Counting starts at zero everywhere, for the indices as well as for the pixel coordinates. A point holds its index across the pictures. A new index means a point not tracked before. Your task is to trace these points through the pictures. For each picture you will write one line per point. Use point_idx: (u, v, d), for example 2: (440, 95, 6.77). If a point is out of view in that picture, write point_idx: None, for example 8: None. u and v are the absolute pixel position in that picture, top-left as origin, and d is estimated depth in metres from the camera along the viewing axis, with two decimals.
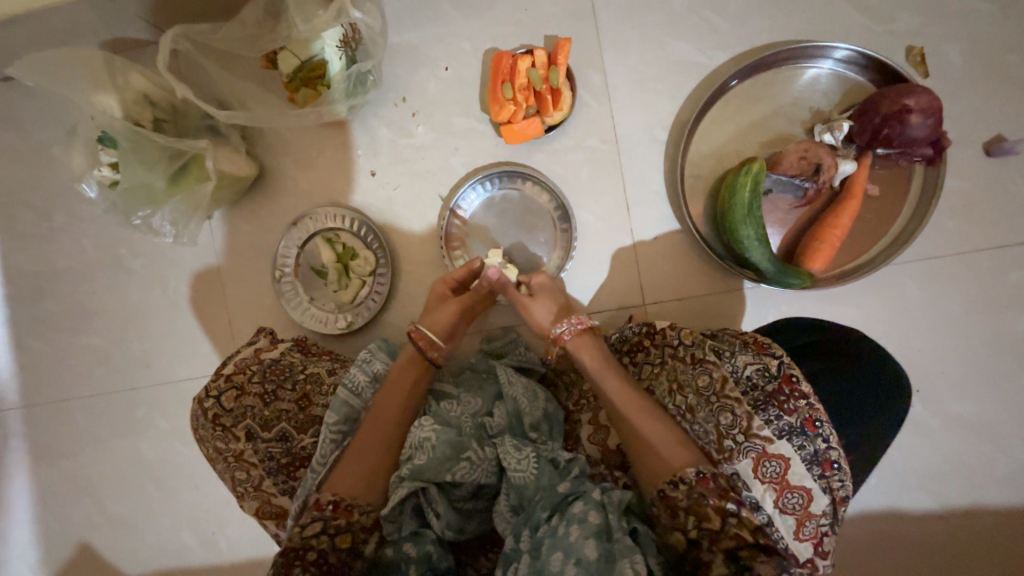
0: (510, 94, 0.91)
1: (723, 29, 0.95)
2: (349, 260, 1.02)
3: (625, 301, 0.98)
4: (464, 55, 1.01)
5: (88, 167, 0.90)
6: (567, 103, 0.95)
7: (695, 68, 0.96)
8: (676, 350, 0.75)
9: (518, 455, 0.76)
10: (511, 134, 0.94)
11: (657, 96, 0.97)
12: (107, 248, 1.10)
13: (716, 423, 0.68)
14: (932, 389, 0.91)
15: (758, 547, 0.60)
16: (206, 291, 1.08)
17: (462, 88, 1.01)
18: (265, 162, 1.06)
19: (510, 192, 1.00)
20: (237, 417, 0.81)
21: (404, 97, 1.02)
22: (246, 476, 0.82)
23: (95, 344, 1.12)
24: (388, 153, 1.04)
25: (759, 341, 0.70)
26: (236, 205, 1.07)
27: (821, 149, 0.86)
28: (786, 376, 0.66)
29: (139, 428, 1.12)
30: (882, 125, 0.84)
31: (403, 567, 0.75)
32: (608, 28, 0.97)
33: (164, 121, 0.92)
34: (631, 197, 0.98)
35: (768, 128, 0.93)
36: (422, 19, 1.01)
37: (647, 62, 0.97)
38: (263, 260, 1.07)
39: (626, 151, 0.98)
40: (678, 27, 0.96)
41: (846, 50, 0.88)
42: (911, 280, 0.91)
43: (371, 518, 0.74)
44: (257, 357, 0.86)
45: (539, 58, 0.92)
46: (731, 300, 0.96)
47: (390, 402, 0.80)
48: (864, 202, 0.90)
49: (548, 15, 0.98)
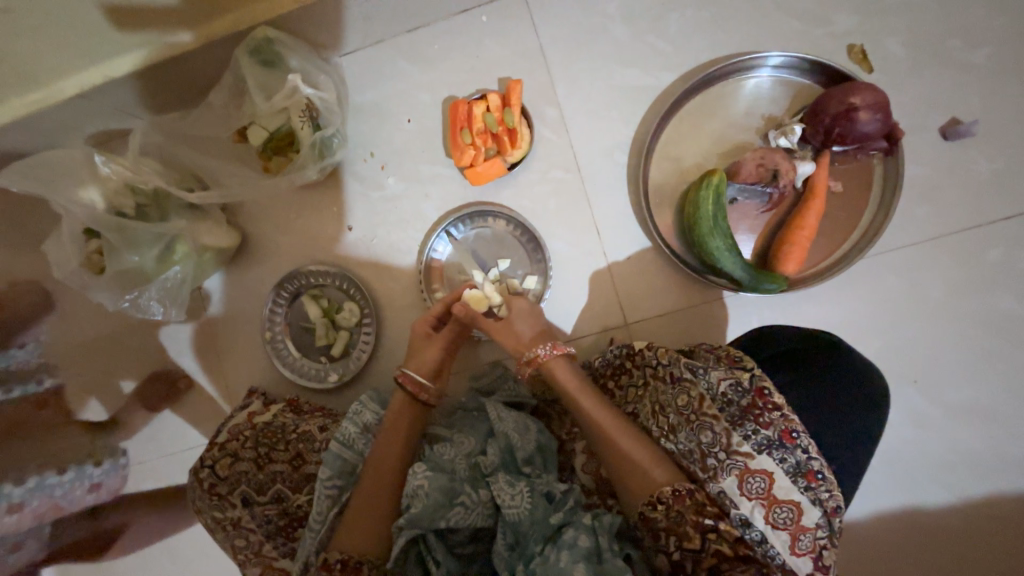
0: (469, 139, 0.95)
1: (668, 50, 0.98)
2: (336, 314, 1.06)
3: (607, 323, 0.99)
4: (424, 106, 1.05)
5: (74, 259, 0.92)
6: (525, 140, 0.97)
7: (645, 90, 0.99)
8: (656, 370, 0.75)
9: (512, 491, 0.75)
10: (475, 176, 0.98)
11: (614, 122, 1.00)
12: (107, 329, 1.14)
13: (698, 443, 0.67)
14: (929, 377, 0.89)
15: (733, 556, 0.61)
16: (204, 358, 1.11)
17: (426, 137, 1.05)
18: (247, 230, 1.10)
19: (484, 231, 1.02)
20: (233, 484, 0.82)
21: (372, 152, 1.07)
22: (247, 542, 0.82)
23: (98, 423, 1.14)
24: (362, 207, 1.07)
25: (730, 355, 0.70)
26: (223, 273, 1.11)
27: (776, 154, 0.88)
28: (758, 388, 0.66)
29: (148, 501, 1.14)
30: (833, 124, 0.85)
31: None
32: (557, 64, 1.01)
33: (145, 207, 0.96)
34: (600, 221, 1.00)
35: (723, 140, 0.95)
36: (381, 78, 1.06)
37: (599, 90, 1.00)
38: (254, 323, 1.10)
39: (590, 178, 1.00)
40: (625, 54, 0.99)
41: (780, 56, 0.91)
42: (889, 270, 0.90)
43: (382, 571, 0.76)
44: (250, 422, 0.87)
45: (493, 102, 0.96)
46: (710, 312, 0.97)
47: (392, 455, 0.81)
48: (830, 200, 0.91)
49: (499, 59, 1.02)
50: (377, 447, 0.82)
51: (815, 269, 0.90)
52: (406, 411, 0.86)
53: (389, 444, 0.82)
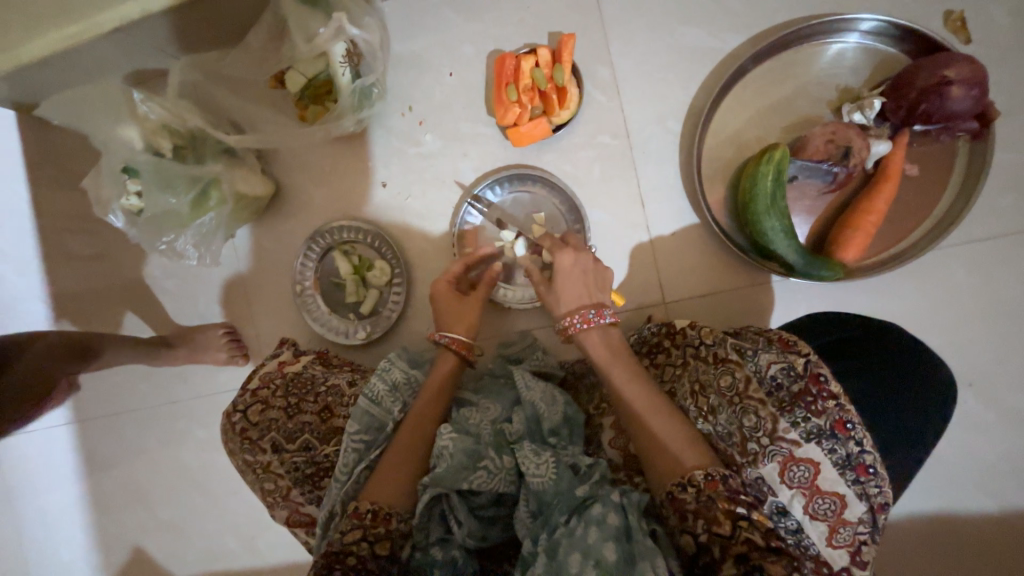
0: (515, 96, 0.89)
1: (737, 9, 0.90)
2: (366, 272, 1.05)
3: (643, 300, 0.95)
4: (467, 59, 1.00)
5: (113, 197, 0.92)
6: (574, 100, 0.91)
7: (708, 53, 0.91)
8: (698, 351, 0.72)
9: (537, 460, 0.75)
10: (519, 136, 0.92)
11: (669, 86, 0.93)
12: (141, 272, 1.15)
13: (739, 426, 0.65)
14: (986, 382, 0.84)
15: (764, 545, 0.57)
16: (235, 306, 1.13)
17: (468, 92, 1.00)
18: (280, 180, 1.08)
19: (522, 195, 0.98)
20: (262, 430, 0.83)
21: (411, 106, 1.02)
22: (275, 486, 0.83)
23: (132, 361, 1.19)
24: (397, 163, 1.04)
25: (784, 339, 0.66)
26: (256, 223, 1.10)
27: (850, 130, 0.81)
28: (814, 374, 0.62)
29: (181, 439, 1.19)
30: (918, 99, 0.77)
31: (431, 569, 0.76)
32: (614, 18, 0.94)
33: (183, 148, 0.94)
34: (645, 193, 0.95)
35: (791, 111, 0.87)
36: (424, 26, 1.00)
37: (657, 50, 0.93)
38: (285, 275, 1.10)
39: (639, 146, 0.95)
40: (689, 11, 0.91)
41: (874, 20, 0.82)
42: (957, 265, 0.84)
43: (406, 524, 0.74)
44: (282, 370, 0.88)
45: (543, 57, 0.90)
46: (757, 296, 0.92)
47: (427, 408, 0.83)
48: (903, 184, 0.84)
49: (550, 10, 0.96)
50: (410, 415, 0.82)
51: (873, 260, 0.84)
52: (450, 364, 0.87)
53: (425, 399, 0.83)
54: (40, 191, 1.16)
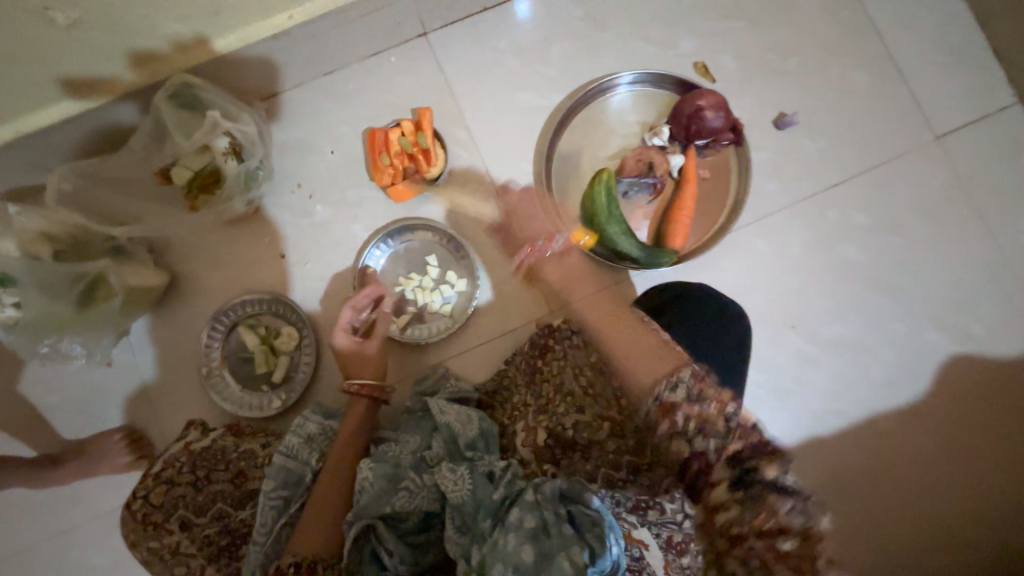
0: (388, 161, 1.06)
1: (554, 75, 1.15)
2: (274, 340, 1.08)
3: (532, 313, 1.09)
4: (345, 137, 1.14)
5: None
6: (440, 158, 1.08)
7: (540, 109, 1.15)
8: (573, 342, 0.91)
9: (454, 475, 0.79)
10: (398, 194, 1.09)
11: (516, 138, 1.14)
12: (20, 391, 1.08)
13: (610, 388, 0.78)
14: (803, 322, 1.06)
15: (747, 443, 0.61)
16: (133, 403, 1.08)
17: (349, 164, 1.14)
18: (174, 268, 1.11)
19: (410, 245, 1.11)
20: (169, 510, 0.82)
21: (299, 183, 1.14)
22: (188, 568, 0.81)
23: (10, 494, 1.07)
24: (293, 234, 1.13)
25: (624, 311, 0.85)
26: (151, 315, 1.10)
27: (651, 151, 1.04)
28: None
29: (75, 572, 1.06)
30: (689, 123, 1.04)
31: None
32: (462, 92, 1.15)
33: (65, 252, 0.97)
34: (517, 223, 1.12)
35: (610, 144, 1.11)
36: (301, 115, 1.15)
37: (500, 112, 1.15)
38: (187, 360, 1.09)
39: (502, 187, 1.13)
40: (519, 81, 1.15)
41: (630, 75, 1.09)
42: (757, 237, 1.08)
43: (333, 572, 0.75)
44: (186, 447, 0.86)
45: (406, 128, 1.07)
46: (623, 291, 1.09)
47: (343, 450, 0.86)
48: (703, 184, 1.08)
49: (409, 92, 1.15)
50: (327, 460, 0.84)
51: (698, 246, 1.06)
52: (361, 407, 0.92)
53: (340, 443, 0.86)
54: None
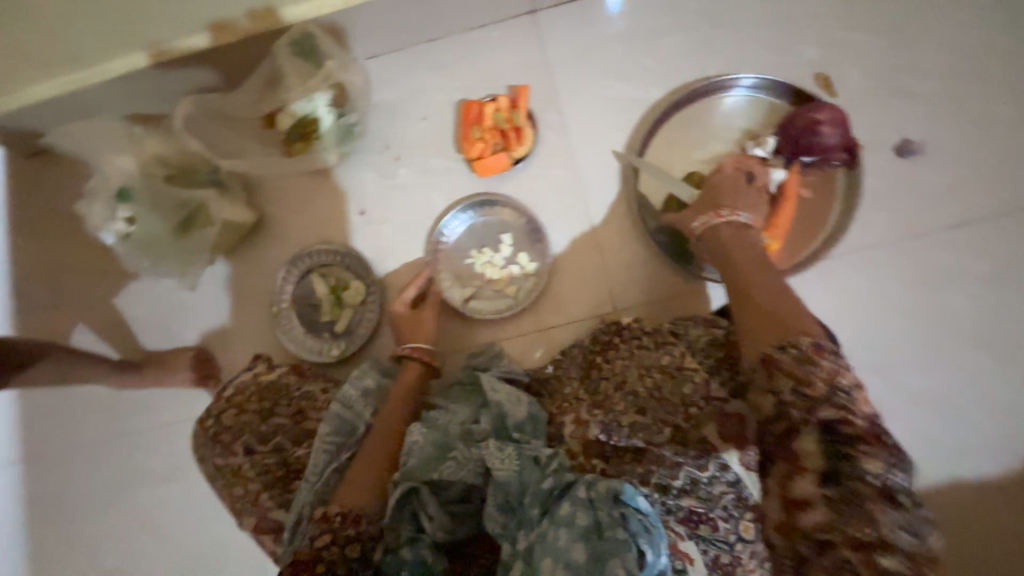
0: (479, 134, 1.07)
1: (659, 69, 1.11)
2: (341, 291, 1.12)
3: (596, 306, 1.07)
4: (438, 106, 1.15)
5: (105, 220, 0.99)
6: (530, 137, 1.07)
7: (639, 103, 1.11)
8: (640, 340, 0.88)
9: (501, 454, 0.79)
10: (483, 167, 1.08)
11: (609, 129, 1.11)
12: (114, 299, 1.18)
13: (681, 394, 0.78)
14: (887, 367, 0.98)
15: (867, 433, 0.55)
16: (207, 328, 1.16)
17: (438, 133, 1.15)
18: (263, 209, 1.17)
19: (482, 222, 1.10)
20: (237, 433, 0.87)
21: (388, 145, 1.16)
22: (244, 491, 0.85)
23: (93, 390, 1.18)
24: (375, 193, 1.16)
25: (708, 320, 0.86)
26: (235, 250, 1.16)
27: (750, 161, 0.98)
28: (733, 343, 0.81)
29: (135, 472, 1.15)
30: (800, 136, 0.97)
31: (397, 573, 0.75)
32: (561, 75, 1.13)
33: (174, 176, 1.02)
34: (594, 215, 1.09)
35: (706, 148, 1.06)
36: (400, 78, 1.16)
37: (596, 101, 1.12)
38: (260, 297, 1.15)
39: (585, 177, 1.10)
40: (622, 71, 1.12)
41: (752, 78, 1.04)
42: (850, 269, 1.01)
43: (375, 525, 0.77)
44: (256, 378, 0.92)
45: (502, 103, 1.07)
46: (692, 302, 1.05)
47: (391, 409, 0.87)
48: (801, 204, 1.01)
49: (508, 68, 1.14)
50: (378, 416, 0.86)
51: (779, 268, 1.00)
52: (414, 374, 0.93)
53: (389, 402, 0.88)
54: (23, 225, 1.22)
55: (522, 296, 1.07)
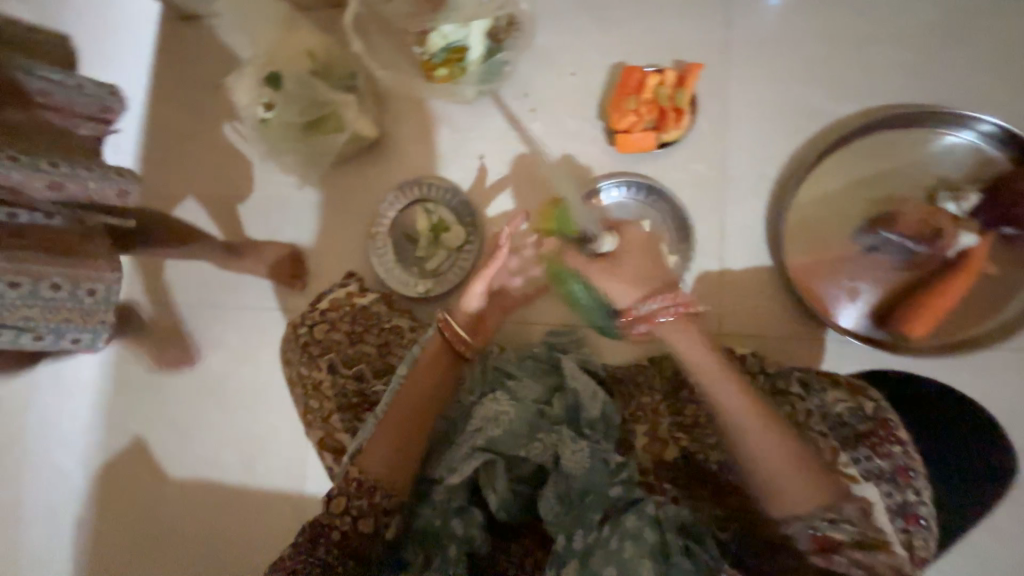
0: (634, 106, 0.96)
1: (857, 82, 0.96)
2: (442, 232, 1.09)
3: (699, 324, 0.99)
4: (592, 63, 1.05)
5: (252, 102, 1.01)
6: (687, 123, 0.96)
7: (820, 115, 0.97)
8: (754, 379, 0.81)
9: (574, 447, 0.77)
10: (626, 142, 0.98)
11: (775, 136, 0.98)
12: (229, 179, 1.22)
13: (795, 453, 0.73)
14: (1009, 482, 0.87)
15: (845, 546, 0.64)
16: (304, 231, 1.17)
17: (584, 94, 1.05)
18: (385, 127, 1.13)
19: (607, 204, 1.03)
20: (326, 350, 0.91)
21: (527, 93, 1.08)
22: (320, 406, 0.88)
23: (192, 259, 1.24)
24: (500, 141, 1.09)
25: (853, 384, 0.78)
26: (349, 161, 1.15)
27: (942, 215, 0.86)
28: (882, 420, 0.75)
29: (214, 343, 1.23)
30: (1014, 205, 0.83)
31: (445, 535, 0.78)
32: (738, 62, 1.00)
33: (319, 73, 1.02)
34: (727, 226, 0.99)
35: (883, 186, 0.92)
36: (560, 23, 1.06)
37: (771, 101, 0.98)
38: (361, 215, 1.15)
39: (731, 183, 0.99)
40: (812, 74, 0.97)
41: (993, 124, 0.87)
42: (1005, 364, 0.89)
43: (391, 502, 0.74)
44: (350, 301, 0.94)
45: (668, 77, 0.95)
46: (806, 348, 0.96)
47: (421, 374, 0.80)
48: (978, 279, 0.87)
49: (682, 40, 1.01)
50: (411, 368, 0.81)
51: (926, 347, 0.88)
52: (443, 357, 0.82)
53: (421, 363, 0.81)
54: (162, 86, 1.25)
55: None
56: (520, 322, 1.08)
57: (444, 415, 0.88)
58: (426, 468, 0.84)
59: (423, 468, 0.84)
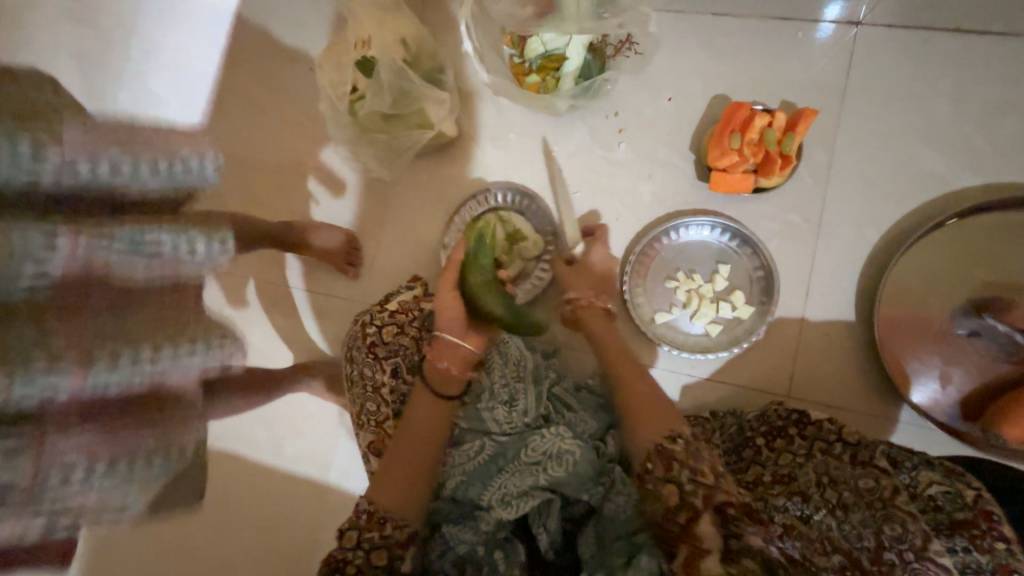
0: (737, 145, 0.89)
1: (983, 152, 0.89)
2: (519, 241, 1.00)
3: (767, 385, 0.94)
4: (693, 91, 0.99)
5: (337, 82, 0.96)
6: (789, 171, 0.91)
7: (934, 181, 0.90)
8: (830, 447, 0.75)
9: (624, 488, 0.75)
10: (720, 182, 0.92)
11: (880, 197, 0.92)
12: (296, 154, 1.19)
13: (877, 532, 0.63)
14: None
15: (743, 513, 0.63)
16: (366, 220, 1.15)
17: (679, 122, 1.00)
18: (464, 126, 1.09)
19: (689, 241, 0.97)
20: (391, 352, 0.89)
21: (618, 112, 1.02)
22: (376, 409, 0.86)
23: None
24: (582, 157, 1.04)
25: (949, 467, 0.69)
26: (422, 156, 1.11)
27: None
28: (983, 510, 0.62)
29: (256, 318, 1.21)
30: None
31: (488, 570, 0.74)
32: (852, 113, 0.93)
33: (410, 63, 0.97)
34: (813, 285, 0.93)
35: (1000, 269, 0.85)
36: (665, 43, 1.00)
37: (883, 158, 0.92)
38: (426, 213, 1.12)
39: (825, 239, 0.93)
40: (933, 136, 0.90)
41: None
42: None
43: (406, 532, 0.72)
44: (419, 304, 0.95)
45: (778, 120, 0.89)
46: (877, 425, 0.91)
47: (425, 406, 0.82)
48: None
49: (794, 80, 0.95)
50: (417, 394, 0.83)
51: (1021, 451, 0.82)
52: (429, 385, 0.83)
53: (423, 397, 0.82)
54: (239, 50, 1.22)
55: (693, 335, 0.96)
56: (575, 347, 1.04)
57: (498, 435, 0.81)
58: (471, 491, 0.80)
59: (470, 492, 0.79)
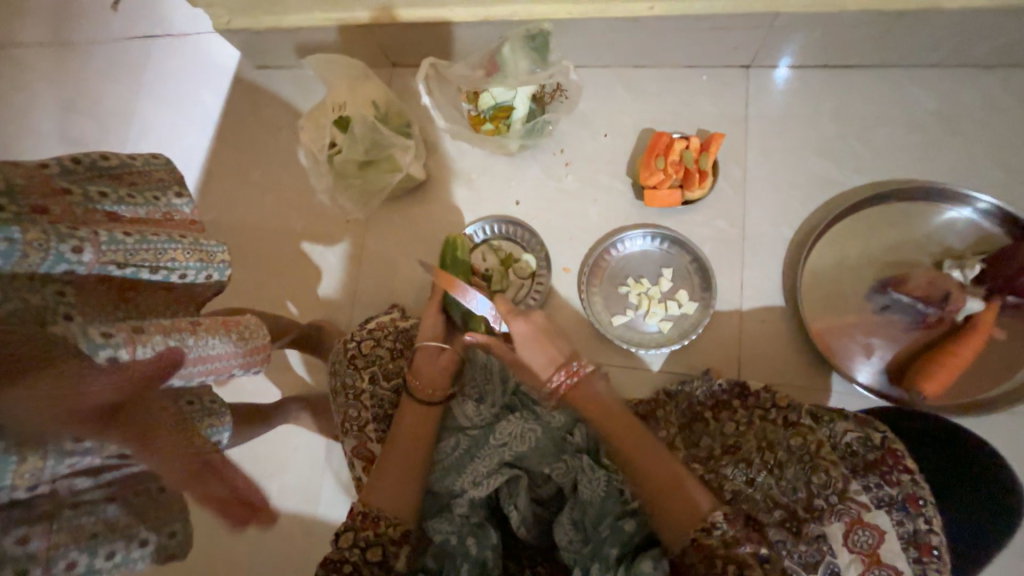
0: (661, 165, 1.05)
1: (865, 156, 1.07)
2: (512, 264, 1.14)
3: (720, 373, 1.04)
4: (624, 127, 1.17)
5: (318, 141, 1.11)
6: (709, 184, 1.06)
7: (831, 184, 1.07)
8: (768, 413, 0.85)
9: (591, 475, 0.80)
10: (653, 198, 1.07)
11: (790, 200, 1.08)
12: (283, 207, 1.32)
13: (809, 483, 0.75)
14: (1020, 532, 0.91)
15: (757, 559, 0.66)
16: (349, 259, 1.26)
17: (615, 153, 1.17)
18: (432, 169, 1.24)
19: (634, 251, 1.10)
20: (370, 362, 0.96)
21: (563, 149, 1.19)
22: (357, 415, 0.93)
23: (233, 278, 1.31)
24: (536, 188, 1.19)
25: (861, 417, 0.81)
26: (398, 198, 1.25)
27: (948, 281, 0.94)
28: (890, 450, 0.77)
29: None
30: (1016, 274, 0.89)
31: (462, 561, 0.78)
32: (756, 135, 1.11)
33: (381, 119, 1.13)
34: (746, 280, 1.06)
35: (895, 253, 1.00)
36: (596, 91, 1.20)
37: (787, 169, 1.09)
38: (402, 247, 1.23)
39: (750, 240, 1.07)
40: (824, 148, 1.09)
41: (989, 202, 0.96)
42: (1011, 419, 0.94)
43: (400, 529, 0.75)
44: (395, 323, 1.02)
45: (693, 143, 1.05)
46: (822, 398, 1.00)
47: (415, 414, 0.85)
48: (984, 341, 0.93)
49: (706, 112, 1.14)
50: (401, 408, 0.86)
51: (942, 405, 0.93)
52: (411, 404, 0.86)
53: (412, 409, 0.86)
54: (230, 121, 1.39)
55: (648, 333, 1.07)
56: None
57: (471, 430, 0.89)
58: (449, 485, 0.85)
59: (446, 482, 0.85)
